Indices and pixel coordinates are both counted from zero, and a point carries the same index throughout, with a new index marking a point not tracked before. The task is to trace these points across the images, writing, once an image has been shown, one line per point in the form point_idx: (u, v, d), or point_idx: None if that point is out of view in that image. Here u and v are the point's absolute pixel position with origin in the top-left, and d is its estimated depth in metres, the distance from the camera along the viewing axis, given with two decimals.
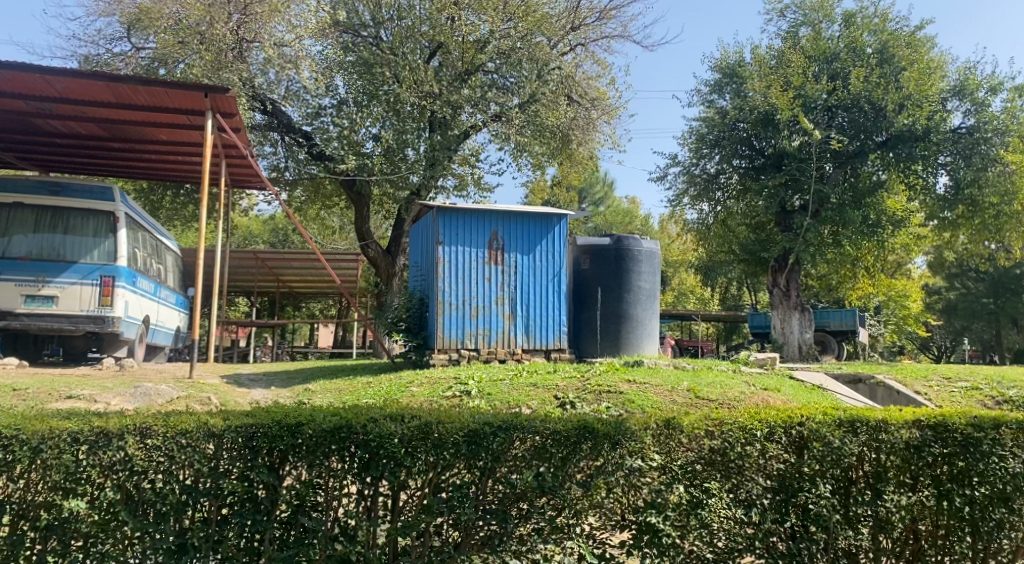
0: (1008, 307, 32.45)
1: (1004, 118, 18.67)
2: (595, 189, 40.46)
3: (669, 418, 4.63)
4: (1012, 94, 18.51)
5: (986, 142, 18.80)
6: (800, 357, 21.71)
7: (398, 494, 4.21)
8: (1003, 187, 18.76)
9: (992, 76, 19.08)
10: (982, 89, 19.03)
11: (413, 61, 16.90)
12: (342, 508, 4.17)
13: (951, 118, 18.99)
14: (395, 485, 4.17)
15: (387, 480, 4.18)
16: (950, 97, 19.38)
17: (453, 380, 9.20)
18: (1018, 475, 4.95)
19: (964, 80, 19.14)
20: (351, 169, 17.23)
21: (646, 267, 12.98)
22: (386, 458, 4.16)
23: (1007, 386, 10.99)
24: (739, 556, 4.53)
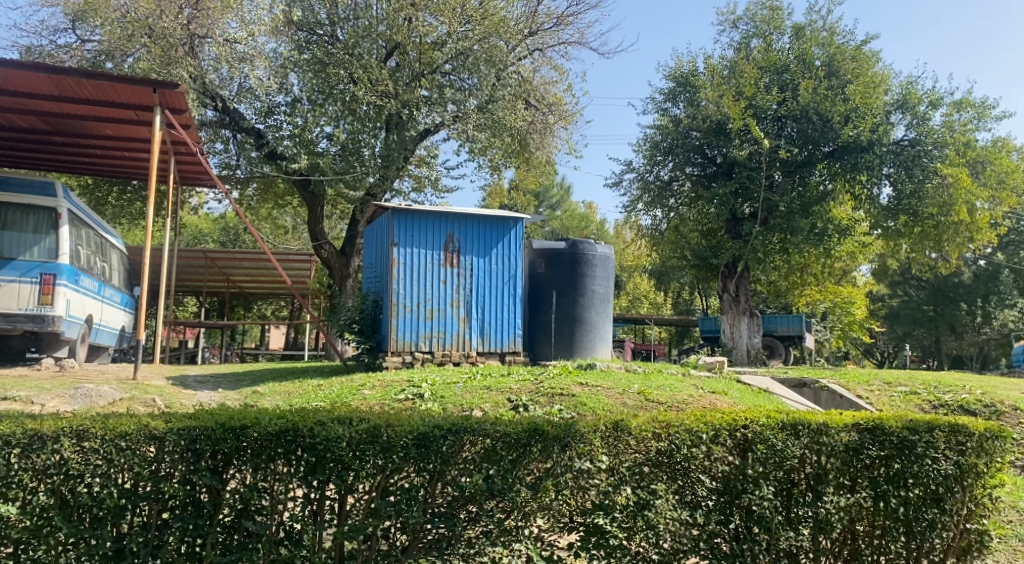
0: (947, 314, 33.57)
1: (943, 131, 19.42)
2: (551, 193, 40.72)
3: (617, 420, 4.66)
4: (951, 108, 19.18)
5: (927, 155, 19.61)
6: (749, 361, 22.11)
7: (345, 498, 4.16)
8: (942, 199, 19.40)
9: (933, 91, 19.75)
10: (924, 103, 19.67)
11: (369, 61, 16.78)
12: (288, 512, 4.11)
13: (894, 130, 19.62)
14: (342, 489, 4.12)
15: (334, 483, 4.13)
16: (893, 110, 19.97)
17: (406, 383, 9.14)
18: (950, 476, 5.11)
19: (906, 94, 19.74)
20: (305, 168, 17.06)
21: (600, 271, 13.08)
22: (333, 461, 4.10)
23: (944, 391, 11.33)
24: (683, 556, 4.59)
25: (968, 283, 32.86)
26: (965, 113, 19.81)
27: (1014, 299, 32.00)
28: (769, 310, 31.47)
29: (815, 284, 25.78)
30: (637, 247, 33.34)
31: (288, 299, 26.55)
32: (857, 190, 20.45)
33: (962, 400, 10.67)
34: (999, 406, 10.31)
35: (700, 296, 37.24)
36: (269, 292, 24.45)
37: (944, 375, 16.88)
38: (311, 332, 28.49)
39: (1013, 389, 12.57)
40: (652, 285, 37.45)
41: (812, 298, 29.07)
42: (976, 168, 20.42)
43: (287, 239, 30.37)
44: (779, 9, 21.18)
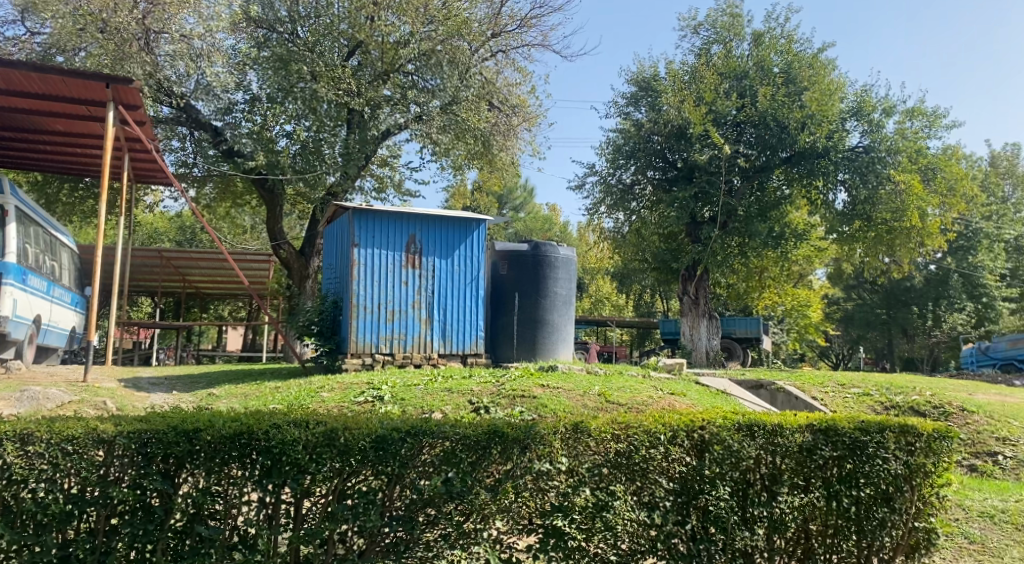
0: (899, 318, 34.41)
1: (896, 138, 19.99)
2: (515, 195, 40.72)
3: (577, 421, 4.67)
4: (903, 116, 19.68)
5: (881, 162, 20.00)
6: (708, 363, 22.39)
7: (301, 501, 4.10)
8: (895, 205, 19.90)
9: (887, 99, 20.22)
10: (878, 111, 20.15)
11: (331, 59, 16.61)
12: (241, 516, 4.04)
13: (848, 136, 20.06)
14: (298, 492, 4.06)
15: (290, 487, 4.06)
16: (848, 117, 20.41)
17: (366, 385, 9.08)
18: (899, 476, 5.22)
19: (861, 102, 20.19)
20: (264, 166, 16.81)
21: (562, 273, 13.11)
22: (288, 465, 4.04)
23: (895, 393, 11.61)
24: (641, 557, 4.61)
25: (920, 287, 33.72)
26: (917, 121, 20.33)
27: (962, 303, 32.58)
28: (728, 312, 31.91)
29: (773, 287, 26.23)
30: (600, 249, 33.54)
31: (247, 299, 26.19)
32: (812, 195, 21.08)
33: (912, 401, 10.92)
34: (947, 406, 10.54)
35: (661, 299, 37.60)
36: (227, 293, 24.08)
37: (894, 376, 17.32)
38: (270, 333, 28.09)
39: (961, 390, 12.92)
40: (615, 288, 37.74)
41: (770, 300, 29.56)
42: (927, 174, 20.94)
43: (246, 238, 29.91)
44: (739, 15, 21.54)
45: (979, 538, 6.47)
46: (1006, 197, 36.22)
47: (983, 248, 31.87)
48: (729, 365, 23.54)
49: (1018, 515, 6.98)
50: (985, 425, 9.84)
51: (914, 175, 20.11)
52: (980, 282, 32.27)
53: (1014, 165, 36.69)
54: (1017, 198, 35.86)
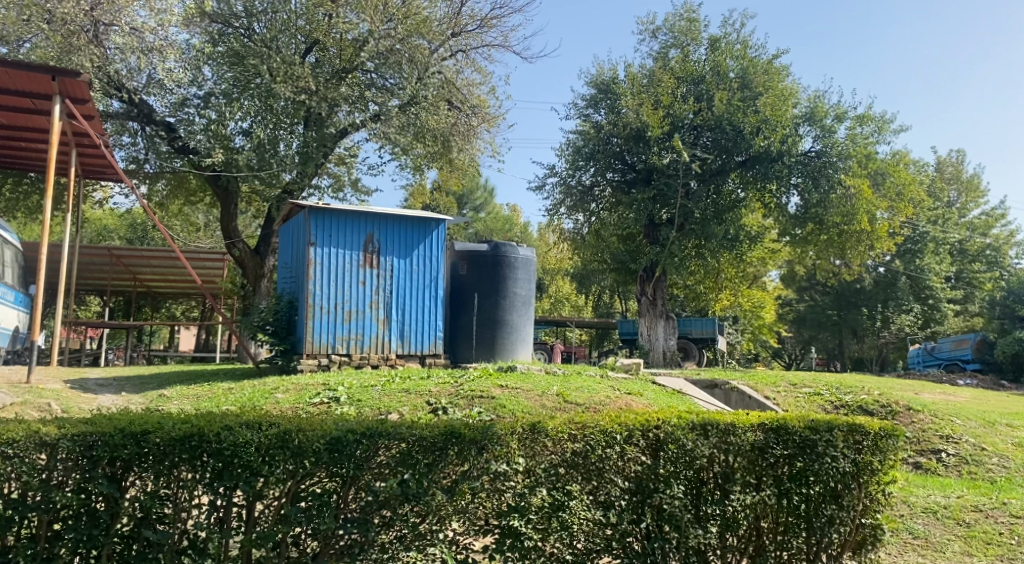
0: (849, 319, 35.24)
1: (846, 143, 20.31)
2: (475, 195, 40.65)
3: (534, 421, 4.67)
4: (854, 123, 20.15)
5: (832, 166, 20.42)
6: (664, 362, 22.66)
7: (253, 504, 4.02)
8: (846, 209, 20.34)
9: (838, 106, 20.70)
10: (830, 117, 20.60)
11: (288, 56, 16.38)
12: (191, 519, 3.95)
13: (802, 142, 20.45)
14: (250, 495, 3.98)
15: (242, 490, 3.97)
16: (801, 122, 20.78)
17: (322, 386, 8.97)
18: (847, 474, 5.31)
19: (813, 107, 20.60)
20: (219, 164, 16.82)
21: (523, 273, 13.13)
22: (240, 467, 3.96)
23: (844, 392, 11.89)
24: (596, 556, 4.64)
25: (869, 289, 34.61)
26: (867, 127, 20.83)
27: (909, 304, 33.51)
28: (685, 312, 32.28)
29: (728, 289, 26.66)
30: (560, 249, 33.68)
31: (200, 299, 25.69)
32: (767, 199, 21.52)
33: (860, 400, 11.19)
34: (893, 405, 10.80)
35: (620, 299, 37.88)
36: (179, 292, 23.59)
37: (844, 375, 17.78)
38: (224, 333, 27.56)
39: (906, 390, 13.30)
40: (574, 288, 37.93)
41: (726, 302, 30.03)
42: (877, 179, 21.48)
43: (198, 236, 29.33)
44: (696, 21, 21.85)
45: (922, 534, 6.67)
46: (951, 201, 37.38)
47: (929, 251, 33.00)
48: (685, 365, 23.85)
49: (959, 510, 7.21)
50: (928, 423, 10.11)
51: (864, 180, 20.60)
52: (926, 284, 33.27)
53: (960, 171, 37.92)
54: (961, 203, 37.03)
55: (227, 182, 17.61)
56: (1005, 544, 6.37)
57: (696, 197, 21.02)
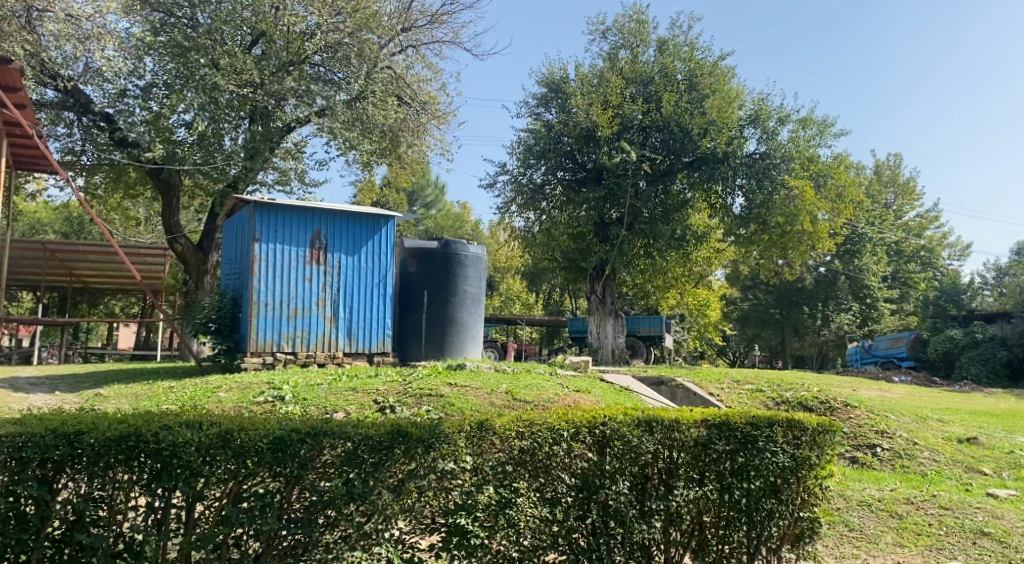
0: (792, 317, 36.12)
1: (789, 146, 20.83)
2: (425, 192, 40.45)
3: (482, 419, 4.61)
4: (796, 125, 20.68)
5: (775, 168, 20.91)
6: (613, 360, 22.94)
7: (193, 506, 3.90)
8: (788, 209, 20.88)
9: (781, 109, 21.20)
10: (773, 119, 21.09)
11: (232, 49, 16.05)
12: (127, 521, 3.83)
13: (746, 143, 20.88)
14: (190, 496, 3.86)
15: (181, 491, 3.85)
16: (746, 124, 21.22)
17: (266, 384, 8.83)
18: (787, 468, 5.34)
19: (758, 110, 21.05)
20: (160, 158, 16.51)
21: (472, 271, 13.10)
22: (179, 468, 3.83)
23: (785, 389, 12.19)
24: (543, 552, 4.61)
25: (810, 288, 35.59)
26: (809, 129, 21.37)
27: (848, 304, 34.68)
28: (634, 311, 32.69)
29: (675, 287, 27.15)
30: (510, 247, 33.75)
31: (138, 295, 24.97)
32: (713, 200, 21.91)
33: (800, 397, 11.49)
34: (832, 401, 11.10)
35: (570, 298, 38.20)
36: (117, 288, 22.87)
37: (784, 372, 18.31)
38: (166, 329, 26.87)
39: (844, 386, 13.69)
40: (525, 286, 38.06)
41: (673, 301, 30.53)
42: (818, 180, 22.11)
43: (138, 231, 28.51)
44: (645, 22, 22.12)
45: (858, 526, 6.89)
46: (887, 203, 38.74)
47: (867, 251, 34.16)
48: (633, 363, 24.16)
49: (892, 503, 7.46)
50: (865, 419, 10.43)
51: (806, 181, 21.17)
52: (865, 284, 34.42)
53: (896, 174, 39.25)
54: (897, 205, 38.42)
55: (168, 176, 17.30)
56: (934, 535, 6.63)
57: (645, 197, 21.23)
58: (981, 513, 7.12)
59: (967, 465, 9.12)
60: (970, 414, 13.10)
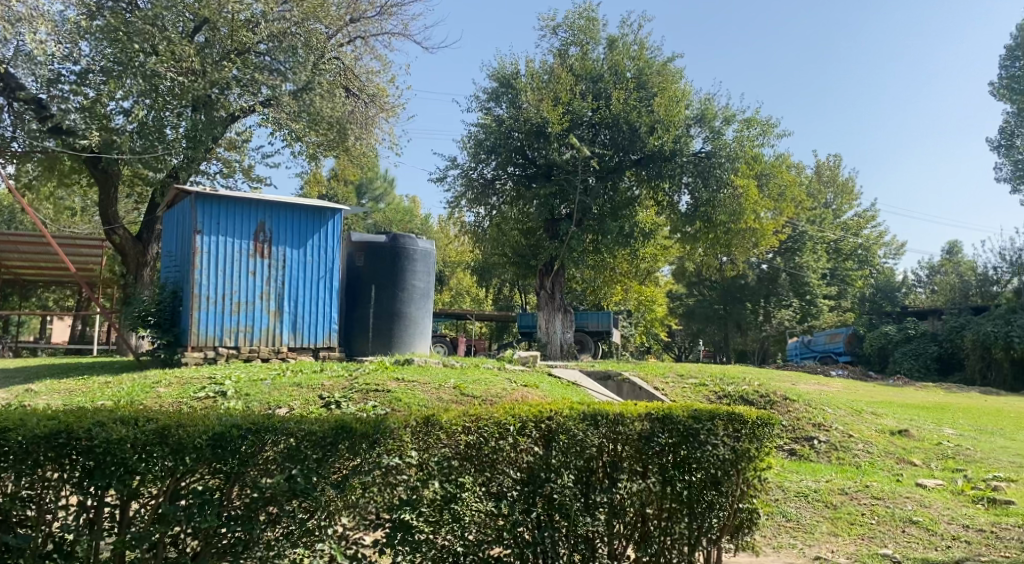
0: (735, 312, 36.92)
1: (734, 145, 21.19)
2: (374, 185, 40.03)
3: (428, 414, 4.51)
4: (741, 126, 21.09)
5: (720, 167, 21.31)
6: (561, 355, 23.16)
7: (127, 504, 3.72)
8: (732, 209, 21.33)
9: (727, 109, 21.60)
10: (719, 119, 21.47)
11: (173, 35, 15.63)
12: (57, 521, 3.65)
13: (692, 142, 21.23)
14: (125, 494, 3.68)
15: (115, 489, 3.67)
16: (692, 123, 21.56)
17: (208, 379, 8.64)
18: (728, 461, 5.39)
19: (704, 110, 21.39)
20: (97, 146, 15.84)
21: (422, 266, 13.02)
22: (114, 465, 3.65)
23: (727, 382, 12.47)
24: (487, 547, 4.54)
25: (753, 285, 36.47)
26: (754, 129, 21.77)
27: (788, 300, 35.67)
28: (583, 306, 32.95)
29: (622, 283, 27.51)
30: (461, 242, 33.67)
31: (74, 288, 24.15)
32: (659, 196, 22.29)
33: (741, 391, 11.75)
34: (772, 395, 11.37)
35: (521, 293, 38.34)
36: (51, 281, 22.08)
37: (726, 367, 18.75)
38: (102, 323, 25.99)
39: (784, 381, 14.07)
40: (474, 280, 38.08)
41: (620, 296, 30.98)
42: (762, 179, 22.63)
43: (73, 221, 27.53)
44: (594, 20, 22.29)
45: (794, 516, 7.09)
46: (827, 203, 39.97)
47: (808, 250, 35.26)
48: (581, 358, 24.41)
49: (828, 494, 7.70)
50: (802, 412, 10.72)
51: (750, 180, 21.65)
52: (805, 280, 35.46)
53: (836, 174, 40.46)
54: (836, 205, 39.70)
55: (106, 165, 16.73)
56: (866, 524, 6.87)
57: (594, 193, 21.46)
58: (910, 503, 7.40)
59: (898, 456, 9.48)
60: (903, 407, 13.59)
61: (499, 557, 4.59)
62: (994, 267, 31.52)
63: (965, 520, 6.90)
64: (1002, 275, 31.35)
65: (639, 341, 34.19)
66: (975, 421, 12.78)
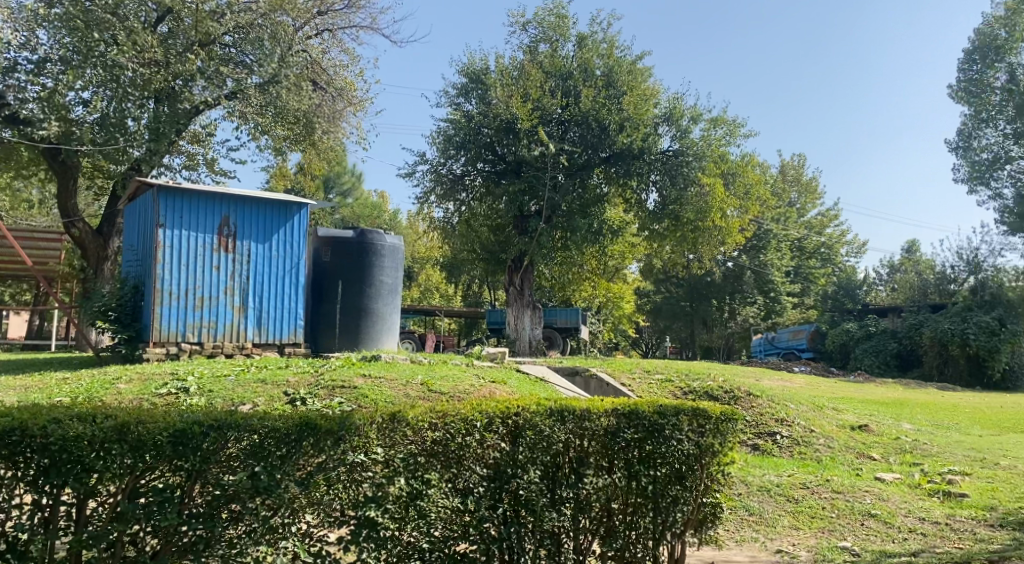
0: (701, 310, 37.39)
1: (702, 144, 21.47)
2: (341, 179, 39.62)
3: (394, 410, 4.47)
4: (707, 125, 21.31)
5: (687, 166, 21.55)
6: (530, 351, 23.23)
7: (84, 502, 3.64)
8: (700, 207, 21.51)
9: (694, 108, 21.77)
10: (686, 118, 21.65)
11: (134, 24, 15.35)
12: (11, 521, 3.55)
13: (660, 141, 21.43)
14: (82, 492, 3.60)
15: (72, 487, 3.58)
16: (661, 122, 21.71)
17: (170, 375, 8.52)
18: (692, 456, 5.43)
19: (672, 108, 21.57)
20: (56, 137, 15.60)
21: (389, 261, 12.96)
22: (71, 463, 3.57)
23: (692, 379, 12.61)
24: (453, 543, 4.50)
25: (719, 282, 36.95)
26: (720, 129, 22.00)
27: (753, 297, 36.18)
28: (552, 303, 33.04)
29: (590, 280, 27.68)
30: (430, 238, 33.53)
31: (31, 283, 23.58)
32: (627, 194, 22.41)
33: (706, 387, 11.88)
34: (736, 391, 11.51)
35: (490, 289, 38.34)
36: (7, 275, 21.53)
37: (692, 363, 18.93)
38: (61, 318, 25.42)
39: (748, 377, 14.30)
40: (443, 276, 38.01)
41: (588, 293, 31.15)
42: (729, 178, 22.92)
43: (31, 214, 26.87)
44: (565, 17, 22.32)
45: (757, 510, 7.19)
46: (792, 202, 40.60)
47: (772, 248, 35.95)
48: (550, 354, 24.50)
49: (789, 488, 7.82)
50: (766, 408, 10.88)
51: (717, 178, 21.86)
52: (769, 278, 36.07)
53: (800, 174, 41.13)
54: (801, 204, 40.35)
55: (65, 157, 16.38)
56: (826, 517, 7.00)
57: (563, 190, 21.51)
58: (869, 496, 7.55)
59: (858, 451, 9.68)
60: (864, 403, 13.89)
61: (465, 554, 4.55)
62: (952, 267, 31.97)
63: (921, 513, 7.06)
64: (959, 275, 31.77)
65: (607, 338, 34.43)
66: (932, 416, 13.11)
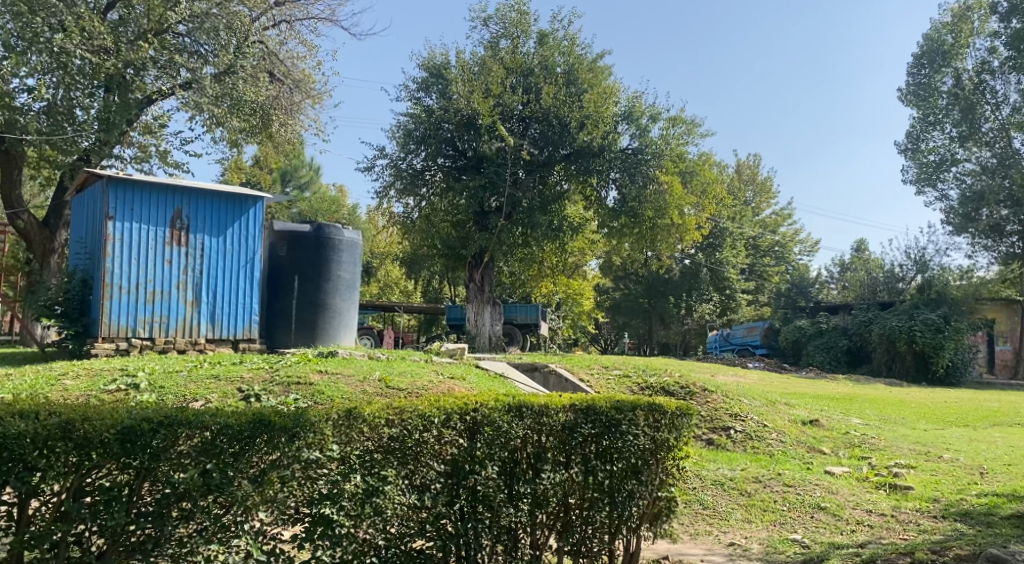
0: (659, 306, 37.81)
1: (659, 143, 21.68)
2: (300, 172, 39.06)
3: (351, 407, 4.41)
4: (666, 123, 21.56)
5: (646, 163, 21.76)
6: (489, 347, 23.23)
7: (26, 502, 3.54)
8: (658, 204, 21.75)
9: (654, 107, 22.00)
10: (645, 117, 21.86)
11: (82, 11, 14.93)
12: None
13: (620, 139, 21.64)
14: (24, 492, 3.48)
15: (12, 486, 3.47)
16: (621, 120, 21.91)
17: (119, 371, 8.32)
18: (648, 450, 5.49)
19: (632, 107, 21.77)
20: None
21: (347, 256, 12.81)
22: (11, 461, 3.45)
23: (650, 374, 12.76)
24: (410, 540, 4.47)
25: (676, 279, 37.46)
26: (678, 128, 22.27)
27: (709, 294, 36.77)
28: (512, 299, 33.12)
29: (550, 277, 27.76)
30: (390, 234, 33.29)
31: None
32: (587, 192, 22.47)
33: (663, 382, 12.04)
34: (692, 386, 11.67)
35: (450, 285, 38.22)
36: None
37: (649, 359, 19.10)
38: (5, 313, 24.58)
39: (704, 373, 14.49)
40: (404, 272, 37.80)
41: (548, 290, 31.25)
42: (687, 177, 23.21)
43: None
44: (526, 13, 22.35)
45: (711, 504, 7.31)
46: (748, 201, 41.34)
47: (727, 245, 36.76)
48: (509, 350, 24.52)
49: (742, 482, 7.96)
50: (721, 403, 11.06)
51: (676, 177, 22.10)
52: (725, 275, 36.77)
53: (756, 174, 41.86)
54: (756, 203, 41.14)
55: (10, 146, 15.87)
56: (778, 511, 7.14)
57: (523, 186, 21.65)
58: (818, 489, 7.74)
59: (809, 445, 9.90)
60: (816, 399, 14.19)
61: (422, 550, 4.51)
62: (900, 266, 32.88)
63: (868, 505, 7.25)
64: (907, 273, 32.63)
65: (567, 334, 34.61)
66: (881, 411, 13.45)
